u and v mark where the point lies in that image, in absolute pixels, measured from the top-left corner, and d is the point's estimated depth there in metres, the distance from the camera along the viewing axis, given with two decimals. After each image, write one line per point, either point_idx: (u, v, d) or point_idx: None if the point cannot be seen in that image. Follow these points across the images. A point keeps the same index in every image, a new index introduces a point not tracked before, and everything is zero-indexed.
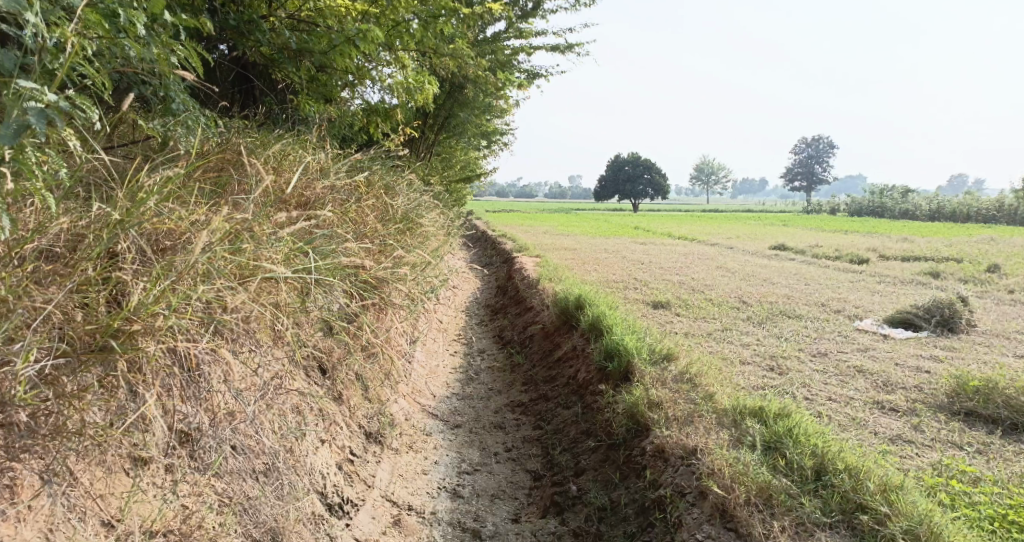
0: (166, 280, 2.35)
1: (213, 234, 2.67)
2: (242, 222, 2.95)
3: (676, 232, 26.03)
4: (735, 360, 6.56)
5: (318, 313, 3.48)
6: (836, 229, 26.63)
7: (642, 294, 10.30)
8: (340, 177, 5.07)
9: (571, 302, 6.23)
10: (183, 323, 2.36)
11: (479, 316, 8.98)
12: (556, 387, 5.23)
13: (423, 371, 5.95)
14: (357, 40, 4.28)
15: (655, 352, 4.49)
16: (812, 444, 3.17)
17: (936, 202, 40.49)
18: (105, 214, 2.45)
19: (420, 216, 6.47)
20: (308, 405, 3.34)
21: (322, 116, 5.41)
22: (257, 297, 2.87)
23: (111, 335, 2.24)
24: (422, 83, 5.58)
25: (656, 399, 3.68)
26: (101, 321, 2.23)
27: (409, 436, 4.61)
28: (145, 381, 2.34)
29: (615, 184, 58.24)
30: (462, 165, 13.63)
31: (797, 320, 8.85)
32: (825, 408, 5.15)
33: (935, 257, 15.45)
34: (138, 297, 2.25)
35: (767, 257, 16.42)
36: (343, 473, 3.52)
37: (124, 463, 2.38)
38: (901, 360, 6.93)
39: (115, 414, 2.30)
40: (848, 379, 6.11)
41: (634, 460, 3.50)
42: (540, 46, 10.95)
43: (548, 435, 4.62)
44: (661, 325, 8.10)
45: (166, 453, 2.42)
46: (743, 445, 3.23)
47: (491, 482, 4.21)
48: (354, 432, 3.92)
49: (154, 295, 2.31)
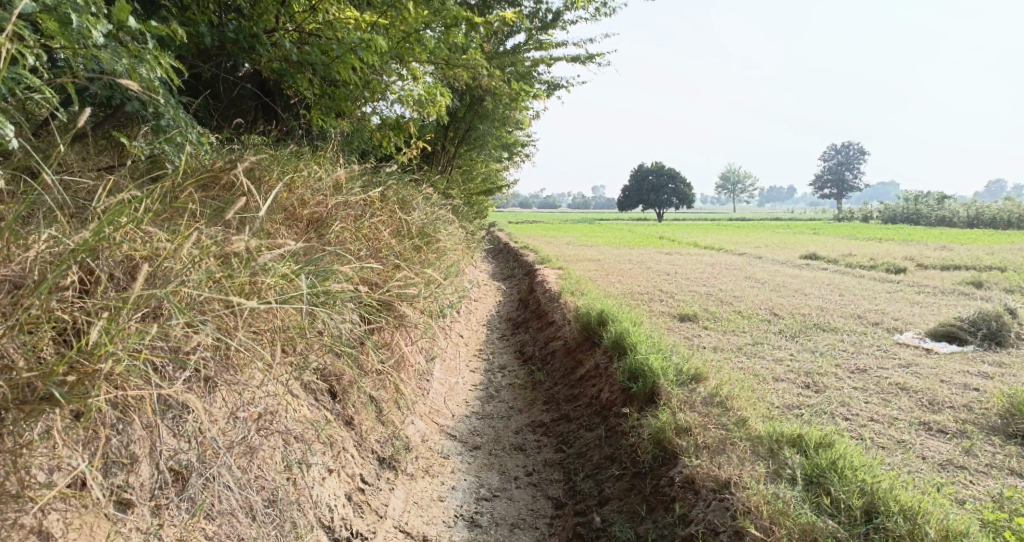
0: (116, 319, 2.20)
1: (177, 263, 2.52)
2: (229, 242, 2.78)
3: (703, 241, 25.60)
4: (768, 378, 6.26)
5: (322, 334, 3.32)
6: (869, 238, 26.04)
7: (668, 306, 10.03)
8: (353, 193, 4.95)
9: (594, 317, 6.00)
10: (137, 366, 2.21)
11: (500, 331, 8.79)
12: (578, 407, 5.00)
13: (442, 390, 5.76)
14: (360, 50, 4.13)
15: (683, 373, 4.24)
16: (859, 479, 2.91)
17: (972, 207, 39.39)
18: (61, 245, 2.31)
19: (436, 230, 6.31)
20: (314, 433, 3.17)
21: (334, 130, 5.29)
22: (238, 326, 2.70)
23: (55, 382, 2.08)
24: (435, 95, 5.44)
25: (684, 425, 3.43)
26: (46, 366, 2.07)
27: (426, 460, 4.40)
28: (94, 428, 2.21)
29: (640, 194, 57.78)
30: (483, 177, 13.49)
31: (831, 334, 8.49)
32: (867, 430, 4.85)
33: (976, 267, 14.90)
34: (89, 339, 2.10)
35: (798, 267, 15.99)
36: (353, 504, 3.34)
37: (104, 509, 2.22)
38: (946, 376, 6.58)
39: (62, 467, 2.15)
40: (890, 398, 5.80)
41: (662, 491, 3.25)
42: (560, 57, 10.79)
43: (570, 459, 4.38)
44: (689, 340, 7.83)
45: (139, 500, 2.31)
46: (781, 478, 2.98)
47: (511, 510, 3.99)
48: (365, 458, 3.74)
49: (106, 335, 2.17)
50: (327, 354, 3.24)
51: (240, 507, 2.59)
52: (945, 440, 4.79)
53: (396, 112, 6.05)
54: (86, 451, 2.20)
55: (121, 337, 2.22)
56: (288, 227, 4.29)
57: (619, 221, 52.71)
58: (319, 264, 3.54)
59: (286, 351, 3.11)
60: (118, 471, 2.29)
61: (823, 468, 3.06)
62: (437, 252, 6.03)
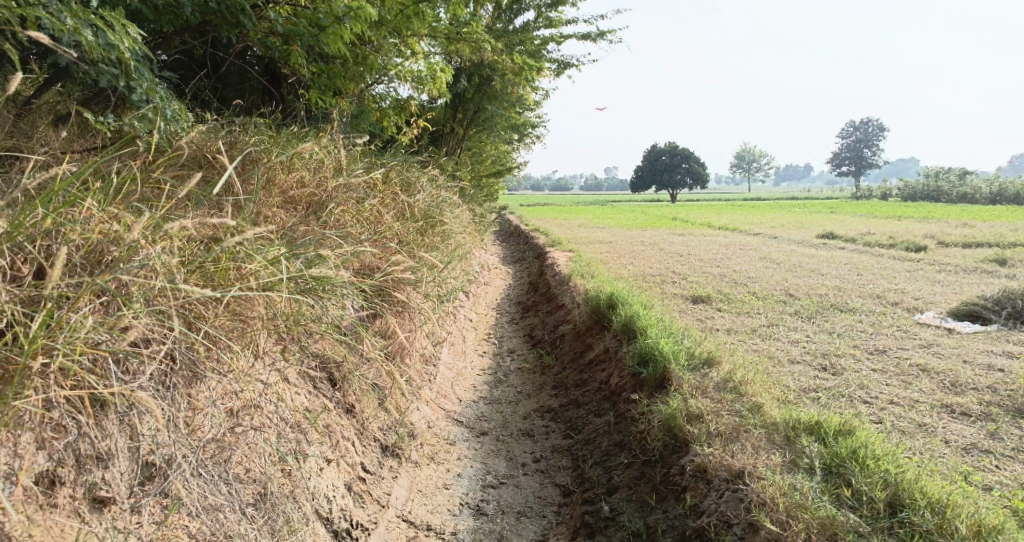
0: (56, 310, 2.11)
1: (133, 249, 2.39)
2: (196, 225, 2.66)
3: (717, 222, 25.27)
4: (784, 360, 6.10)
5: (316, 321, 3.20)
6: (887, 216, 25.63)
7: (681, 288, 9.87)
8: (355, 174, 4.83)
9: (603, 300, 5.85)
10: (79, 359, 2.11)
11: (511, 314, 8.69)
12: (587, 393, 4.87)
13: (449, 375, 5.66)
14: (346, 17, 3.96)
15: (695, 357, 4.08)
16: (883, 470, 2.75)
17: (994, 184, 38.60)
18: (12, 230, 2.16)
19: (442, 212, 6.18)
20: (308, 423, 3.06)
21: (334, 110, 5.15)
22: (212, 314, 2.60)
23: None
24: (436, 72, 5.28)
25: (696, 411, 3.29)
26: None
27: (431, 446, 4.29)
28: (45, 425, 2.12)
29: (654, 175, 57.23)
30: (493, 160, 13.32)
31: (849, 314, 8.29)
32: (886, 414, 4.69)
33: (999, 243, 14.57)
34: (32, 333, 2.01)
35: (814, 247, 15.73)
36: (352, 495, 3.25)
37: (78, 506, 2.15)
38: (969, 356, 6.40)
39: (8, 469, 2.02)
40: (910, 380, 5.64)
41: (673, 480, 3.11)
42: (570, 34, 10.56)
43: (578, 445, 4.26)
44: (702, 322, 7.69)
45: (104, 497, 2.22)
46: (799, 468, 2.84)
47: (518, 498, 3.88)
48: (367, 446, 3.64)
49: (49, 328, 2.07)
50: (323, 341, 3.13)
51: (230, 501, 2.49)
52: (969, 424, 4.62)
53: (398, 91, 5.90)
54: (50, 448, 2.13)
55: (62, 330, 2.14)
56: (286, 210, 4.17)
57: (632, 202, 52.28)
58: (313, 248, 3.42)
59: (281, 337, 3.00)
60: (94, 465, 2.21)
61: (844, 456, 2.91)
62: (443, 234, 5.90)
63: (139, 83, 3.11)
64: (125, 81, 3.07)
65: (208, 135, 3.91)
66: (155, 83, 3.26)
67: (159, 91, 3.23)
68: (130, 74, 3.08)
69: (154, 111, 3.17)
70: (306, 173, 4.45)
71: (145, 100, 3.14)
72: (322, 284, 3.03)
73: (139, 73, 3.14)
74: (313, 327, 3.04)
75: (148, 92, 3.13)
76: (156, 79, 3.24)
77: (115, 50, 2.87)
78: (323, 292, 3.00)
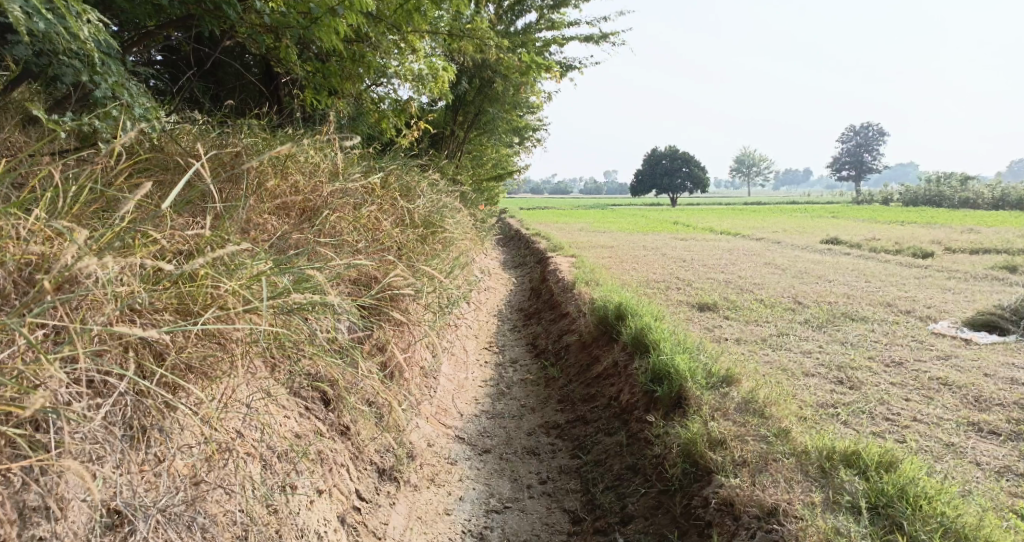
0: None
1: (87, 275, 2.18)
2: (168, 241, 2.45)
3: (720, 226, 25.06)
4: (798, 373, 5.85)
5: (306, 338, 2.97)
6: (891, 221, 25.43)
7: (686, 294, 9.63)
8: (352, 179, 4.61)
9: (611, 311, 5.62)
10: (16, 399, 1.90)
11: (512, 321, 8.45)
12: (595, 409, 4.63)
13: (450, 387, 5.42)
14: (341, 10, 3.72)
15: (712, 375, 3.85)
16: (938, 513, 2.53)
17: (997, 189, 38.40)
18: None
19: (442, 217, 5.95)
20: (297, 453, 2.83)
21: (329, 112, 4.92)
22: (180, 346, 2.40)
23: None
24: (437, 71, 5.05)
25: (718, 436, 3.07)
26: None
27: (432, 467, 4.03)
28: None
29: (654, 179, 56.97)
30: (494, 163, 13.08)
31: (861, 323, 8.04)
32: (911, 433, 4.45)
33: (1007, 250, 14.35)
34: None
35: (820, 252, 15.50)
36: (346, 527, 3.00)
37: None
38: (990, 369, 6.16)
39: None
40: (931, 394, 5.40)
41: (694, 514, 2.88)
42: (574, 36, 10.35)
43: (588, 466, 4.02)
44: (710, 331, 7.46)
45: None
46: (840, 506, 2.62)
47: (524, 524, 3.63)
48: (363, 471, 3.38)
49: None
50: (315, 360, 2.90)
51: None
52: (999, 444, 4.39)
53: (397, 92, 5.67)
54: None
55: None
56: (278, 216, 3.94)
57: (633, 206, 52.05)
58: (304, 260, 3.20)
59: (266, 359, 2.79)
60: (42, 519, 1.96)
61: (889, 493, 2.68)
62: (445, 241, 5.67)
63: (106, 77, 2.88)
64: (89, 74, 2.84)
65: (193, 137, 3.69)
66: (125, 77, 3.02)
67: (129, 87, 3.00)
68: (94, 67, 2.85)
69: (122, 108, 2.95)
70: (300, 177, 4.23)
71: (110, 96, 2.90)
72: (314, 303, 2.80)
73: (106, 67, 2.91)
74: (304, 347, 2.80)
75: (115, 87, 2.90)
76: (125, 73, 3.01)
77: (78, 40, 2.63)
78: (315, 313, 2.78)
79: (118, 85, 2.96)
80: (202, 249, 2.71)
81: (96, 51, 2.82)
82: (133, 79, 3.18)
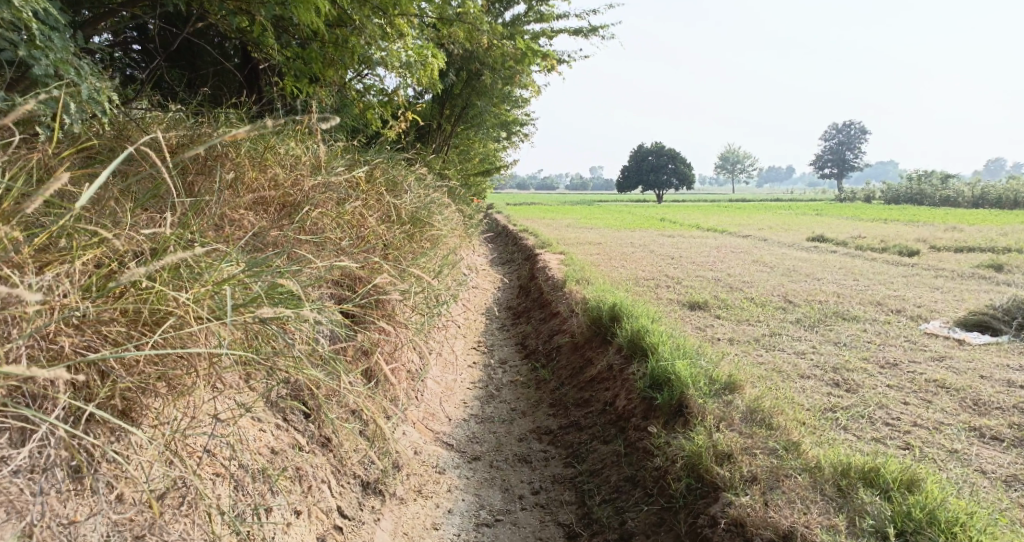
0: None
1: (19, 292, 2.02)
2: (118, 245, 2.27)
3: (706, 223, 25.02)
4: (793, 374, 5.71)
5: (285, 346, 2.78)
6: (875, 219, 25.50)
7: (677, 293, 9.49)
8: (335, 172, 4.41)
9: (605, 312, 5.47)
10: None
11: (500, 320, 8.25)
12: (590, 415, 4.46)
13: (438, 390, 5.22)
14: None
15: (714, 382, 3.71)
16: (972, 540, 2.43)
17: (976, 187, 38.81)
18: None
19: (430, 213, 5.75)
20: (275, 475, 2.64)
21: (311, 101, 4.69)
22: (132, 365, 2.23)
23: None
24: (424, 58, 4.84)
25: (726, 449, 3.00)
26: None
27: (419, 477, 3.83)
28: None
29: (639, 175, 56.96)
30: (481, 158, 12.85)
31: (853, 323, 7.95)
32: (914, 438, 4.32)
33: (993, 248, 14.38)
34: None
35: (807, 250, 15.46)
36: None
37: None
38: (986, 371, 6.07)
39: None
40: (930, 397, 5.30)
41: (701, 534, 2.78)
42: (563, 30, 10.17)
43: (583, 476, 3.85)
44: (702, 330, 7.32)
45: None
46: (862, 529, 2.54)
47: (517, 538, 3.45)
48: (346, 486, 3.18)
49: None
50: (296, 369, 2.71)
51: None
52: (1002, 451, 4.28)
53: (382, 81, 5.45)
54: None
55: None
56: (255, 212, 3.72)
57: (618, 202, 51.97)
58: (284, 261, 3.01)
59: (241, 374, 2.61)
60: None
61: (916, 517, 2.60)
62: (433, 239, 5.46)
63: (48, 53, 2.66)
64: (29, 49, 2.61)
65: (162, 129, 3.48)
66: (71, 54, 2.79)
67: (74, 64, 2.77)
68: (36, 42, 2.63)
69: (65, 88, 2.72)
70: (280, 171, 4.01)
71: (52, 74, 2.68)
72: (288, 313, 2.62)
73: (49, 42, 2.68)
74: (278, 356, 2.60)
75: (57, 65, 2.68)
76: (71, 49, 2.78)
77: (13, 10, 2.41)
78: (288, 324, 2.60)
79: (63, 62, 2.73)
80: (164, 250, 2.51)
81: (38, 24, 2.59)
82: (84, 58, 2.95)
